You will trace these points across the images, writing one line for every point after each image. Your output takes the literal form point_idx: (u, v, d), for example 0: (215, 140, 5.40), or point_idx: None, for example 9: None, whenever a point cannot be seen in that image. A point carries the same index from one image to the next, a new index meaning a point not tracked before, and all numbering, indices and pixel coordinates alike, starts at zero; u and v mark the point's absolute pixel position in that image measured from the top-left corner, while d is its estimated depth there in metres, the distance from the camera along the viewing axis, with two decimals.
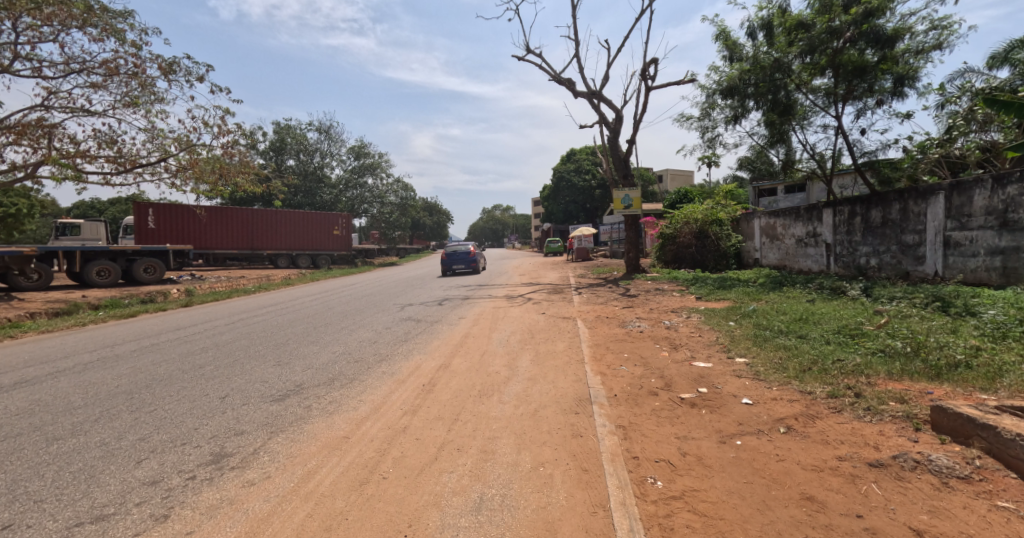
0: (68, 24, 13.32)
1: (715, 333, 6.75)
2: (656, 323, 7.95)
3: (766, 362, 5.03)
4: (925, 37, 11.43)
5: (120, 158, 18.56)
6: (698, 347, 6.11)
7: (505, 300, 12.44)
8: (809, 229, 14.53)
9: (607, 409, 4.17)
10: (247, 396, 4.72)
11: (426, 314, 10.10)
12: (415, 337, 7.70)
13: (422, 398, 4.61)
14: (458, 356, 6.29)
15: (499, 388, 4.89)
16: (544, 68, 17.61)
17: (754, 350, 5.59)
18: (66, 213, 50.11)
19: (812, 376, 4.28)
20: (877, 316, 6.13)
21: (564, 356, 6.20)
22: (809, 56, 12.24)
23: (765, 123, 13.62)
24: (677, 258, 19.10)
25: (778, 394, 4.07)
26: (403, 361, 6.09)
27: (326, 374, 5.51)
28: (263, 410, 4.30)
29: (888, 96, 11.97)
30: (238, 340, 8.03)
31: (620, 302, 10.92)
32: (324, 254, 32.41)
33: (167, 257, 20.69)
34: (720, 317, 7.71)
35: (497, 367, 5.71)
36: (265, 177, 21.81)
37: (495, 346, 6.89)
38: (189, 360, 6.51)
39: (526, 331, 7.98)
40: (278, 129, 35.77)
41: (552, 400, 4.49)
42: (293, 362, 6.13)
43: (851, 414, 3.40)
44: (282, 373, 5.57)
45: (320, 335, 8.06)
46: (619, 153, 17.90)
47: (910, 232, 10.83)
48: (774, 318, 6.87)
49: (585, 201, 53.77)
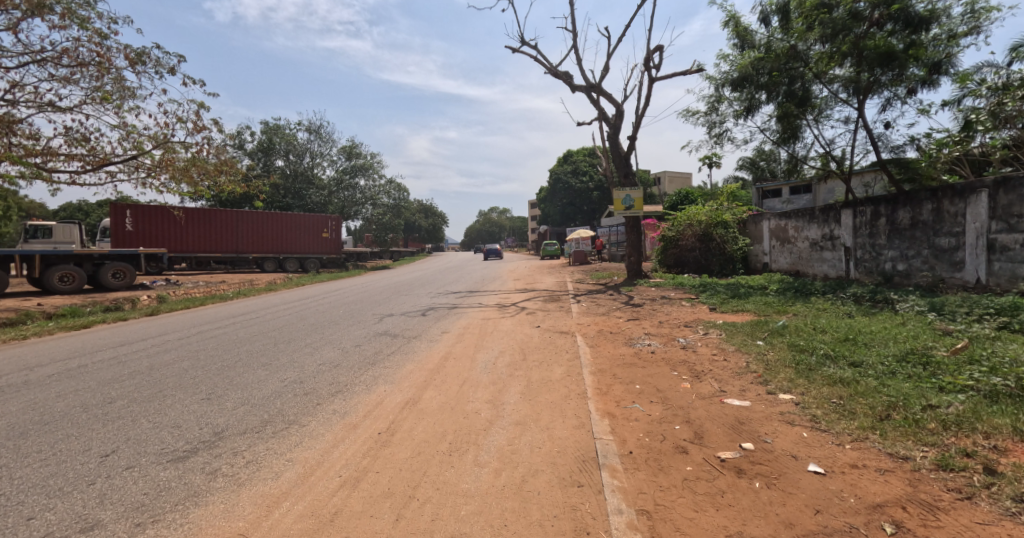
0: (24, 11, 12.16)
1: (743, 357, 5.61)
2: (669, 341, 6.85)
3: (822, 402, 3.88)
4: (958, 21, 10.37)
5: (88, 157, 17.34)
6: (726, 377, 4.97)
7: (496, 309, 11.26)
8: (825, 232, 13.51)
9: (622, 481, 3.02)
10: (138, 453, 3.50)
11: (406, 328, 8.93)
12: (386, 359, 6.51)
13: (372, 458, 3.42)
14: (432, 388, 5.13)
15: (475, 440, 3.72)
16: (539, 61, 16.62)
17: (801, 382, 4.45)
18: (48, 215, 48.73)
19: (902, 430, 3.16)
20: (946, 338, 4.99)
21: (562, 387, 5.03)
22: (829, 43, 11.16)
23: (779, 116, 12.51)
24: (680, 262, 18.06)
25: (859, 459, 2.93)
26: (363, 394, 4.93)
27: (259, 415, 4.30)
28: (146, 480, 3.09)
29: (918, 85, 10.83)
30: (179, 361, 6.81)
31: (625, 313, 9.76)
32: (313, 258, 31.20)
33: (138, 262, 19.41)
34: (745, 334, 6.58)
35: (477, 405, 4.54)
36: (249, 178, 20.66)
37: (477, 372, 5.73)
38: (103, 391, 5.28)
39: (516, 351, 6.82)
40: (267, 129, 34.51)
41: (546, 461, 3.34)
42: (226, 395, 4.93)
43: (996, 508, 2.26)
44: (205, 413, 4.37)
45: (277, 355, 6.87)
46: (618, 151, 16.82)
47: (945, 235, 9.79)
48: (814, 337, 5.76)
49: (582, 204, 52.79)
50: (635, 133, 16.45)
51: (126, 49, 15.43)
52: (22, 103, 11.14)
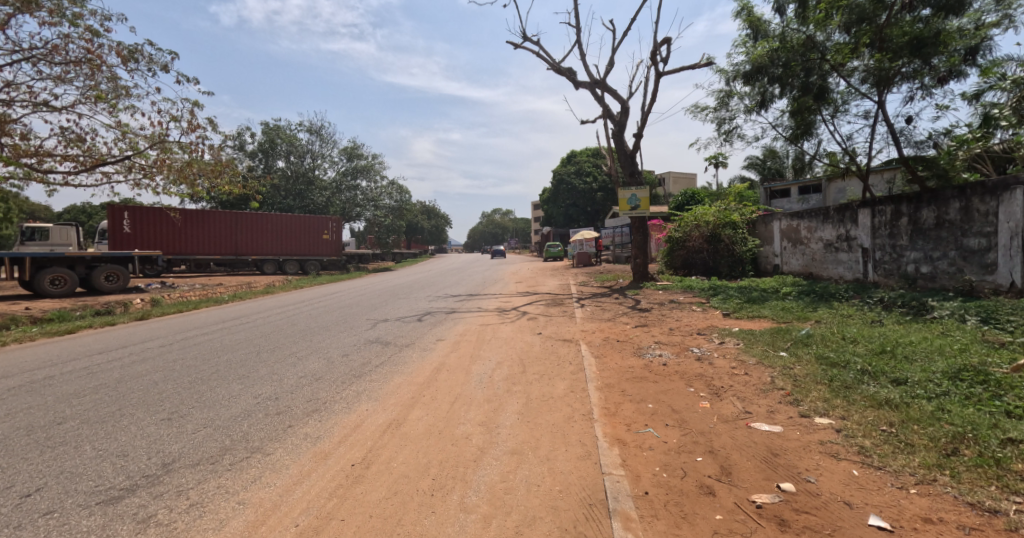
0: (14, 7, 11.73)
1: (766, 371, 5.03)
2: (681, 351, 6.30)
3: (869, 430, 3.32)
4: (986, 9, 9.86)
5: (82, 157, 16.94)
6: (750, 396, 4.40)
7: (496, 314, 10.72)
8: (840, 233, 12.92)
9: (638, 535, 2.44)
10: (65, 491, 2.91)
11: (399, 335, 8.39)
12: (373, 371, 5.97)
13: (339, 499, 2.87)
14: (419, 407, 4.59)
15: (462, 475, 3.18)
16: (542, 57, 16.11)
17: (838, 403, 3.90)
18: (50, 217, 48.62)
19: (980, 473, 2.61)
20: (1000, 351, 4.44)
21: (564, 406, 4.48)
22: (850, 31, 10.58)
23: (794, 110, 11.98)
24: (687, 264, 17.50)
25: (936, 513, 2.36)
26: (342, 415, 4.40)
27: (220, 441, 3.75)
28: (61, 531, 2.48)
29: (945, 77, 10.25)
30: (151, 373, 6.28)
31: (632, 319, 9.19)
32: (314, 260, 30.81)
33: (132, 264, 18.98)
34: (765, 344, 6.01)
35: (468, 429, 3.99)
36: (249, 178, 20.26)
37: (471, 387, 5.17)
38: (57, 409, 4.73)
39: (515, 362, 6.26)
40: (267, 129, 34.11)
41: (546, 506, 2.79)
42: (190, 415, 4.39)
43: None
44: (161, 438, 3.81)
45: (256, 366, 6.34)
46: (624, 149, 16.27)
47: (975, 235, 9.21)
48: (845, 349, 5.19)
49: (585, 205, 52.13)
50: (640, 130, 15.92)
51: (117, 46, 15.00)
52: (15, 102, 10.76)
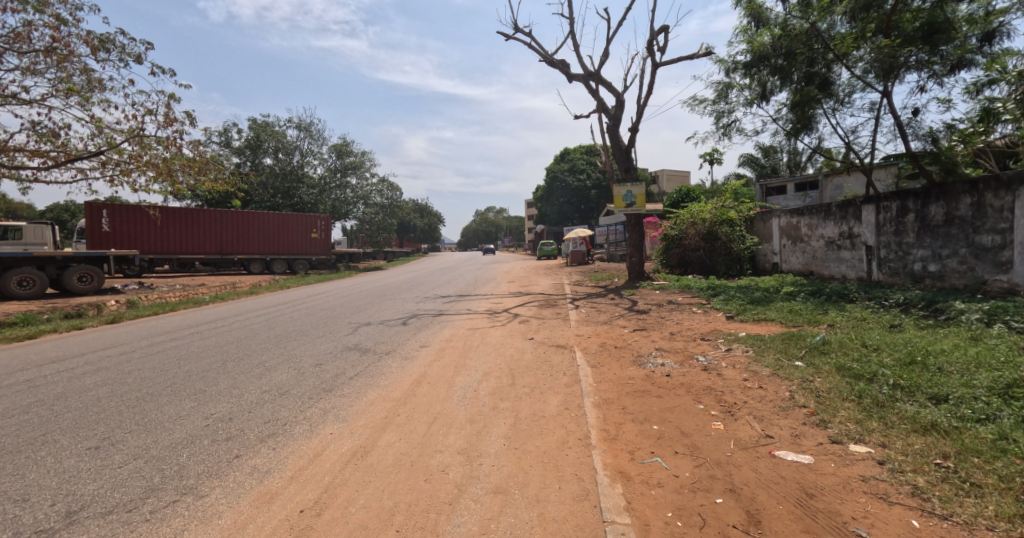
0: None
1: (783, 384, 4.50)
2: (686, 360, 5.75)
3: (921, 464, 2.79)
4: None
5: (55, 152, 16.12)
6: (769, 415, 3.85)
7: (486, 318, 10.09)
8: (843, 230, 12.46)
9: None
10: None
11: (380, 341, 7.77)
12: (345, 385, 5.35)
13: None
14: (389, 431, 3.99)
15: (433, 526, 2.60)
16: (534, 49, 15.53)
17: (875, 426, 3.36)
18: (34, 217, 47.14)
19: None
20: None
21: (557, 428, 3.92)
22: (856, 19, 10.09)
23: (796, 101, 11.49)
24: (684, 262, 17.05)
25: None
26: (302, 441, 3.80)
27: (147, 480, 3.13)
28: None
29: (955, 66, 9.78)
30: (100, 387, 5.65)
31: (630, 322, 8.64)
32: (303, 259, 30.04)
33: (108, 264, 18.15)
34: (777, 351, 5.48)
35: (446, 458, 3.43)
36: (233, 175, 19.48)
37: (453, 405, 4.59)
38: None
39: (504, 373, 5.68)
40: (254, 126, 33.20)
41: None
42: (124, 443, 3.78)
43: None
44: (77, 477, 3.19)
45: (217, 379, 5.73)
46: (619, 144, 15.73)
47: (988, 232, 8.77)
48: (868, 358, 4.66)
49: (580, 202, 51.64)
50: (636, 124, 15.37)
51: (88, 35, 14.18)
52: None
